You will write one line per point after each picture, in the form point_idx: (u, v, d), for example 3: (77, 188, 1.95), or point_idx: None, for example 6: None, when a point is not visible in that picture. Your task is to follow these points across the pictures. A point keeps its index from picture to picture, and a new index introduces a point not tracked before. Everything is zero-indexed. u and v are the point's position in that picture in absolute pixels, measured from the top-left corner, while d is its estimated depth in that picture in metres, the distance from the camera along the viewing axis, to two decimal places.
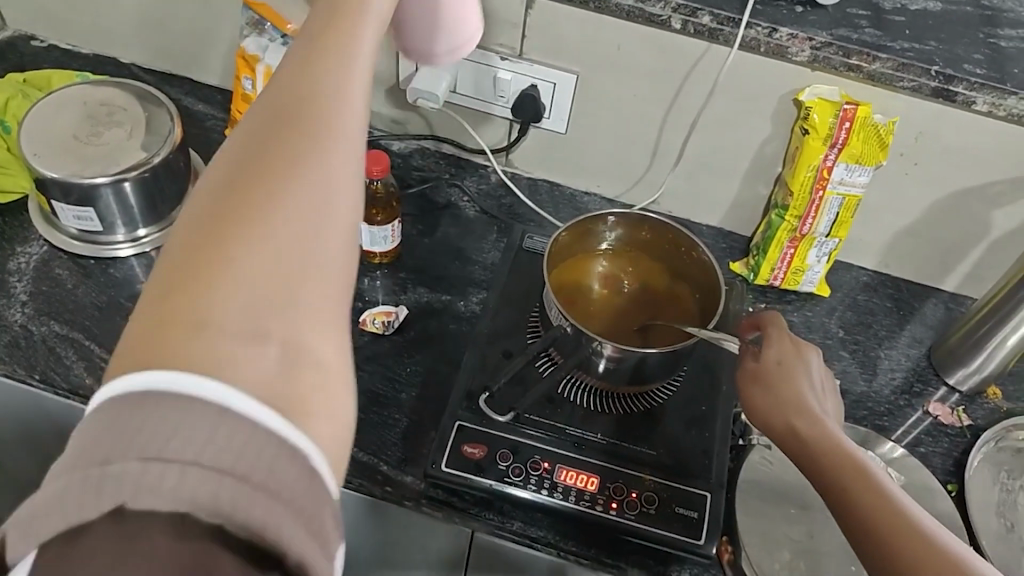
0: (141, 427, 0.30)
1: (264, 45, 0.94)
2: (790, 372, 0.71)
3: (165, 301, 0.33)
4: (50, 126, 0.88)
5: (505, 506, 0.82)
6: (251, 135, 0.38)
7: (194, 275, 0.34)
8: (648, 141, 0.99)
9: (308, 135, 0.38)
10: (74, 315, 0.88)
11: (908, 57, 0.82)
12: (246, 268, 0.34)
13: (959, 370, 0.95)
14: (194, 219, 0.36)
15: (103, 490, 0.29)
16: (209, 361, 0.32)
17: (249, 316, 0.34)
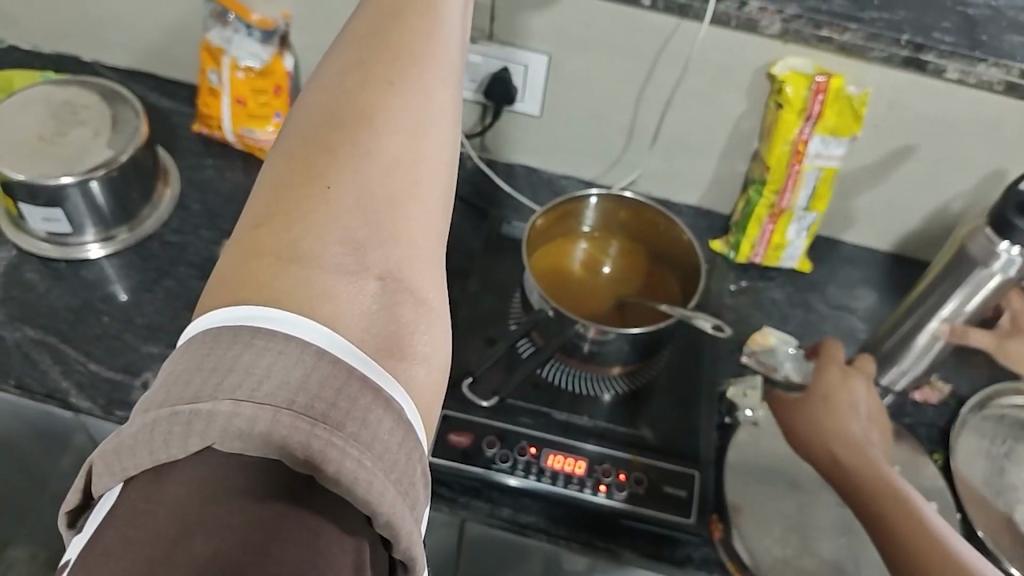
0: (236, 369, 0.34)
1: (228, 36, 0.93)
2: (835, 400, 0.79)
3: (263, 239, 0.41)
4: (13, 127, 0.86)
5: (494, 494, 0.81)
6: (345, 104, 0.46)
7: (296, 217, 0.41)
8: (623, 122, 0.99)
9: (393, 111, 0.47)
10: (48, 320, 0.86)
11: (877, 27, 0.82)
12: (338, 207, 0.42)
13: (892, 371, 0.91)
14: (291, 168, 0.43)
15: (194, 430, 0.33)
16: (306, 296, 0.38)
17: (345, 247, 0.41)
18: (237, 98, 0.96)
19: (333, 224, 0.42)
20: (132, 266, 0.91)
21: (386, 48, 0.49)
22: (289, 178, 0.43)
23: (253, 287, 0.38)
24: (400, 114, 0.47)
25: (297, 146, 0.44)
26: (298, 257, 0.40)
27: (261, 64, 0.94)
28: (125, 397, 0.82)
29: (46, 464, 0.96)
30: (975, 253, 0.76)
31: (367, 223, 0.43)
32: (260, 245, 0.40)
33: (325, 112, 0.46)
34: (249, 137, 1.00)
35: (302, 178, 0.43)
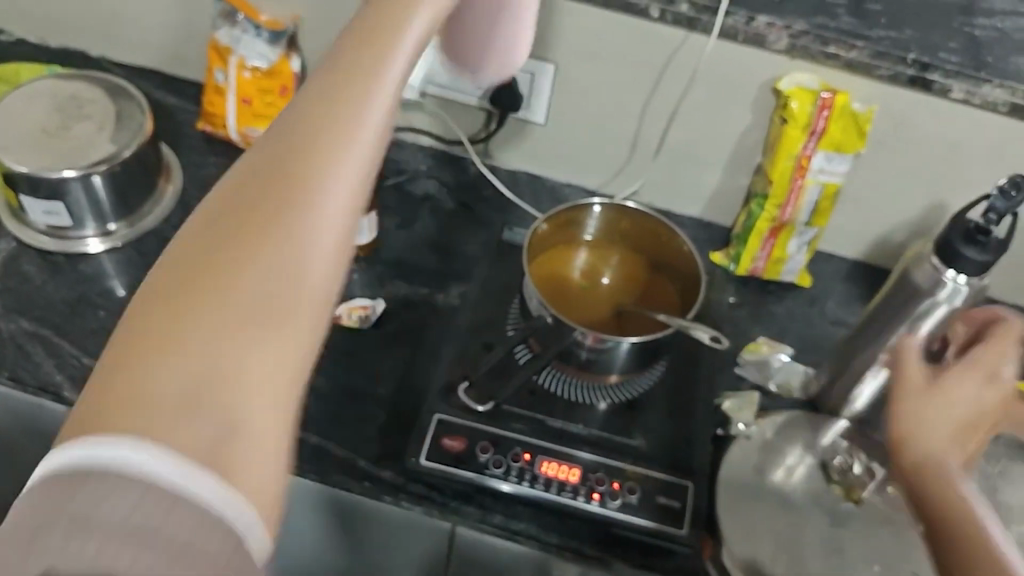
0: (106, 485, 0.30)
1: (236, 36, 0.93)
2: (961, 417, 0.59)
3: (159, 320, 0.34)
4: (17, 119, 0.86)
5: (486, 500, 0.81)
6: (272, 164, 0.39)
7: (201, 298, 0.35)
8: (627, 132, 0.99)
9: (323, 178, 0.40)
10: (45, 312, 0.86)
11: (884, 45, 0.83)
12: (251, 292, 0.36)
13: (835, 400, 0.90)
14: (206, 234, 0.37)
15: (55, 542, 0.30)
16: (198, 403, 0.33)
17: (255, 340, 0.36)
18: (242, 97, 0.97)
19: (245, 312, 0.36)
20: (131, 262, 0.91)
21: (330, 99, 0.42)
22: (202, 246, 0.37)
23: (186, 288, 0.35)
24: (328, 184, 0.40)
25: (219, 209, 0.38)
26: (192, 355, 0.34)
27: (268, 65, 0.94)
28: None
29: (36, 458, 0.95)
30: (921, 282, 0.77)
31: (276, 315, 0.37)
32: (154, 329, 0.34)
33: (253, 172, 0.39)
34: (253, 136, 1.00)
35: (258, 167, 0.39)
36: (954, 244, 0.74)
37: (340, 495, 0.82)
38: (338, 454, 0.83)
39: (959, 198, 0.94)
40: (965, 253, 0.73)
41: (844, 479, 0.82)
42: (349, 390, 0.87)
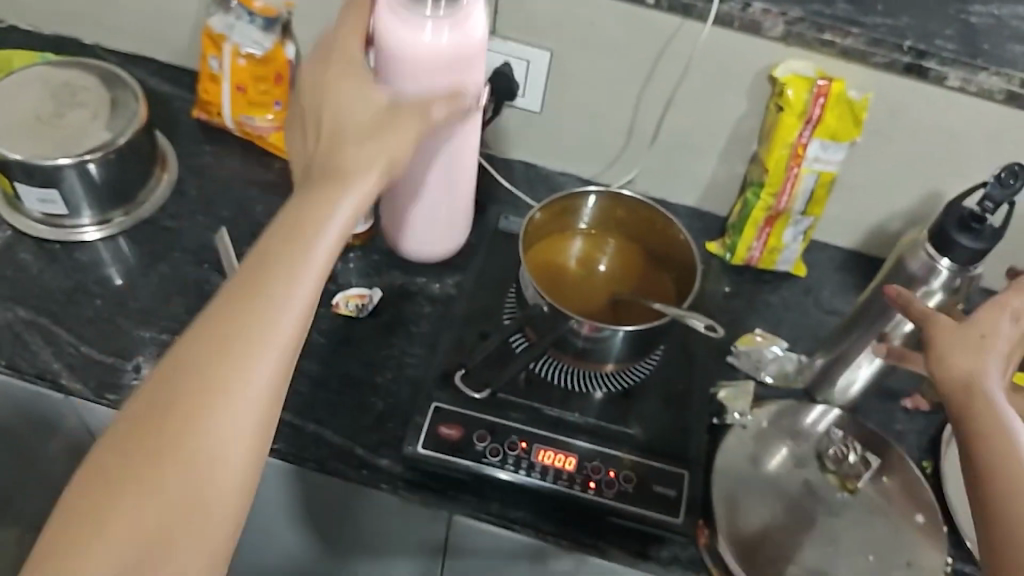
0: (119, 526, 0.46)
1: (230, 24, 0.93)
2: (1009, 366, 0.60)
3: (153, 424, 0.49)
4: (11, 106, 0.86)
5: (483, 488, 0.81)
6: (234, 315, 0.51)
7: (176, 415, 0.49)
8: (623, 121, 0.99)
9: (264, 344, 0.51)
10: (40, 301, 0.86)
11: (880, 33, 0.83)
12: (211, 416, 0.49)
13: (829, 388, 0.91)
14: (178, 365, 0.50)
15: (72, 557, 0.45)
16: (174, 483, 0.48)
17: (210, 444, 0.49)
18: (237, 85, 0.96)
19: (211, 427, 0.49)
20: (126, 251, 0.91)
21: (285, 260, 0.54)
22: (182, 375, 0.50)
23: (170, 412, 0.49)
24: (268, 366, 0.51)
25: (197, 345, 0.51)
26: (184, 447, 0.49)
27: (262, 52, 0.93)
28: (114, 380, 0.81)
29: (31, 446, 0.96)
30: (915, 270, 0.77)
31: (221, 432, 0.49)
32: (150, 429, 0.49)
33: (221, 322, 0.51)
34: (248, 125, 1.00)
35: (205, 328, 0.51)
36: (948, 231, 0.73)
37: (335, 483, 0.82)
38: (333, 442, 0.83)
39: (954, 187, 0.94)
40: (958, 240, 0.73)
41: (839, 468, 0.83)
42: (344, 378, 0.87)
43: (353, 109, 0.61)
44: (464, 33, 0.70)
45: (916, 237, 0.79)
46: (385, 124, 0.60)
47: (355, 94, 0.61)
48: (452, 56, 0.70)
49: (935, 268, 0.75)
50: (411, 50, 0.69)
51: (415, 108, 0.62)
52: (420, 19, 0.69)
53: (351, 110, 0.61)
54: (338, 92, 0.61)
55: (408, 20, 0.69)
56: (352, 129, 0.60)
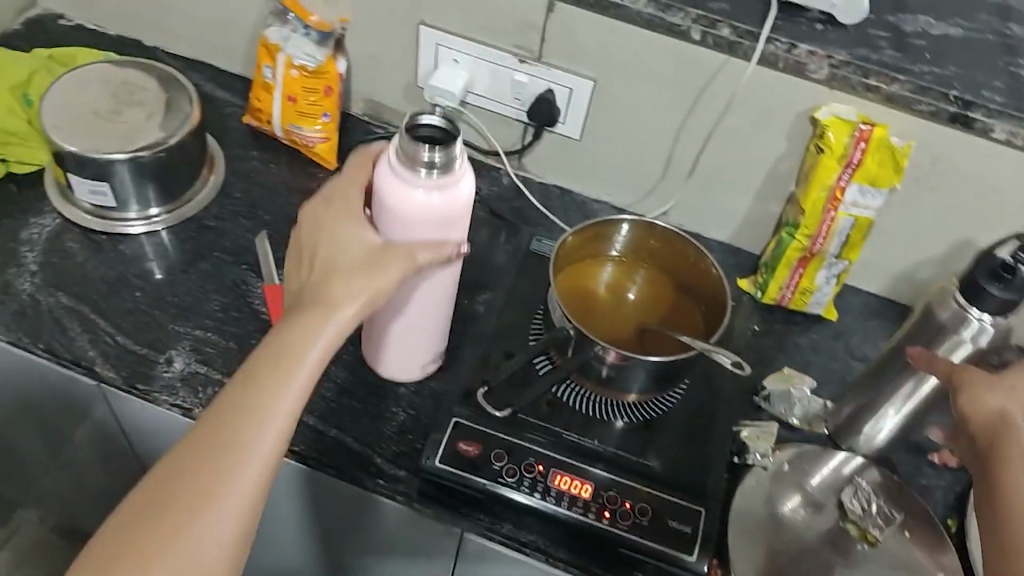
0: None
1: (286, 35, 0.96)
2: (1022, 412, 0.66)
3: (151, 501, 0.57)
4: (72, 101, 0.89)
5: (496, 508, 0.81)
6: (224, 410, 0.60)
7: (169, 492, 0.57)
8: (661, 153, 1.00)
9: (247, 433, 0.59)
10: (83, 289, 0.89)
11: (926, 81, 0.83)
12: (200, 493, 0.57)
13: (855, 437, 0.90)
14: (176, 456, 0.59)
15: None
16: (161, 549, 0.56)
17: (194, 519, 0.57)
18: (288, 94, 0.99)
19: (194, 505, 0.57)
20: (169, 247, 0.94)
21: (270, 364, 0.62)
22: (177, 462, 0.59)
23: (164, 491, 0.58)
24: (244, 453, 0.59)
25: (194, 437, 0.60)
26: (168, 523, 0.56)
27: (315, 64, 0.95)
28: (147, 370, 0.83)
29: (60, 430, 0.98)
30: (944, 319, 0.76)
31: (202, 508, 0.57)
32: (143, 508, 0.57)
33: (211, 420, 0.60)
34: (296, 133, 1.02)
35: (200, 437, 0.59)
36: (978, 281, 0.72)
37: (351, 491, 0.83)
38: (353, 449, 0.84)
39: (993, 240, 0.93)
40: (985, 289, 0.72)
41: (858, 517, 0.80)
42: (368, 386, 0.88)
43: (348, 248, 0.68)
44: (453, 194, 0.69)
45: (944, 287, 0.78)
46: (373, 263, 0.67)
47: (350, 235, 0.69)
48: (442, 218, 0.69)
49: (965, 317, 0.75)
50: (401, 210, 0.68)
51: (403, 249, 0.68)
52: (413, 183, 0.67)
53: (344, 250, 0.68)
54: (334, 233, 0.69)
55: (400, 181, 0.68)
56: (344, 266, 0.67)
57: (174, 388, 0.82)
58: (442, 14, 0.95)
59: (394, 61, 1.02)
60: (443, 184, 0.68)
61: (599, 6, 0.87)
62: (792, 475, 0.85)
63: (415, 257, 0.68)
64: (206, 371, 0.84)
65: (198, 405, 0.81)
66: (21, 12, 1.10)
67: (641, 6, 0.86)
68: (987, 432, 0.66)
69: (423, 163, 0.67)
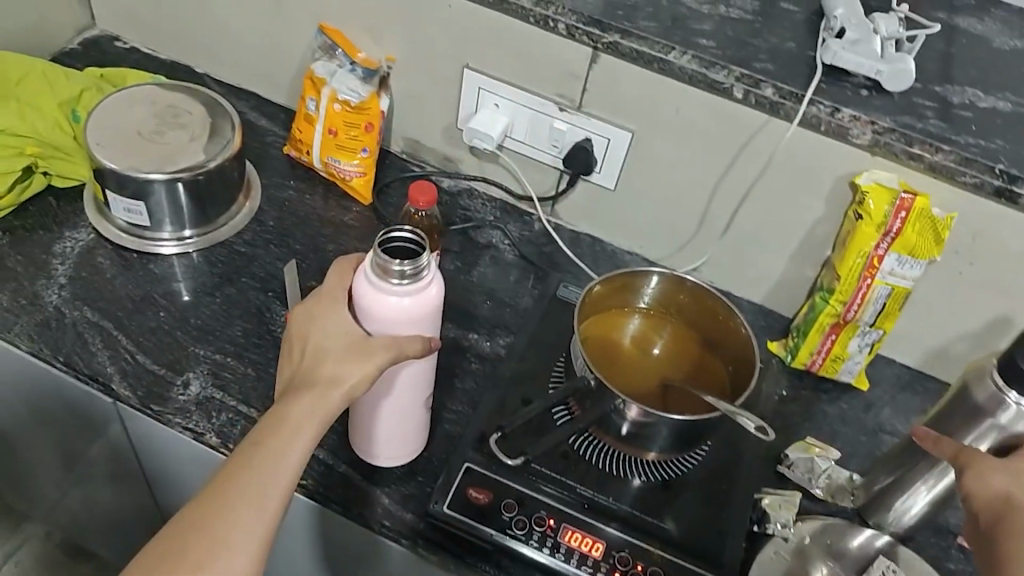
0: None
1: (333, 70, 0.98)
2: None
3: (163, 550, 0.57)
4: (118, 120, 0.91)
5: (503, 560, 0.79)
6: (234, 467, 0.61)
7: (181, 541, 0.57)
8: (695, 210, 0.99)
9: (256, 485, 0.60)
10: (108, 305, 0.89)
11: (971, 152, 0.81)
12: (211, 539, 0.57)
13: (884, 513, 0.86)
14: (189, 509, 0.59)
15: None
16: None
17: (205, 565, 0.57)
18: (329, 128, 1.00)
19: (205, 550, 0.57)
20: (198, 269, 0.94)
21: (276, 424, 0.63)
22: (189, 516, 0.59)
23: (177, 540, 0.58)
24: (251, 504, 0.59)
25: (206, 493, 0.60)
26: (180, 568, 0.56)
27: (358, 99, 0.96)
28: (163, 391, 0.83)
29: (72, 444, 0.97)
30: (980, 400, 0.73)
31: (216, 554, 0.57)
32: (160, 556, 0.57)
33: (222, 476, 0.61)
34: (334, 166, 1.03)
35: (211, 491, 0.60)
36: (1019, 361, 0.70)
37: (357, 529, 0.81)
38: (362, 487, 0.82)
39: None
40: None
41: None
42: None
43: (334, 336, 0.68)
44: (426, 296, 0.69)
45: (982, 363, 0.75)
46: (360, 351, 0.67)
47: (335, 325, 0.68)
48: (420, 317, 0.69)
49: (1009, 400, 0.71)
50: (383, 313, 0.68)
51: (386, 341, 0.68)
52: (390, 289, 0.67)
53: (331, 338, 0.68)
54: (323, 323, 0.68)
55: (379, 286, 0.68)
56: (333, 354, 0.67)
57: (188, 411, 0.82)
58: (485, 59, 0.96)
59: (435, 101, 1.02)
60: (417, 287, 0.68)
61: (642, 59, 0.87)
62: (813, 549, 0.81)
63: (400, 351, 0.68)
64: (222, 397, 0.83)
65: (211, 430, 0.81)
66: (78, 33, 1.14)
67: (685, 62, 0.86)
68: (988, 512, 0.64)
69: (399, 272, 0.67)
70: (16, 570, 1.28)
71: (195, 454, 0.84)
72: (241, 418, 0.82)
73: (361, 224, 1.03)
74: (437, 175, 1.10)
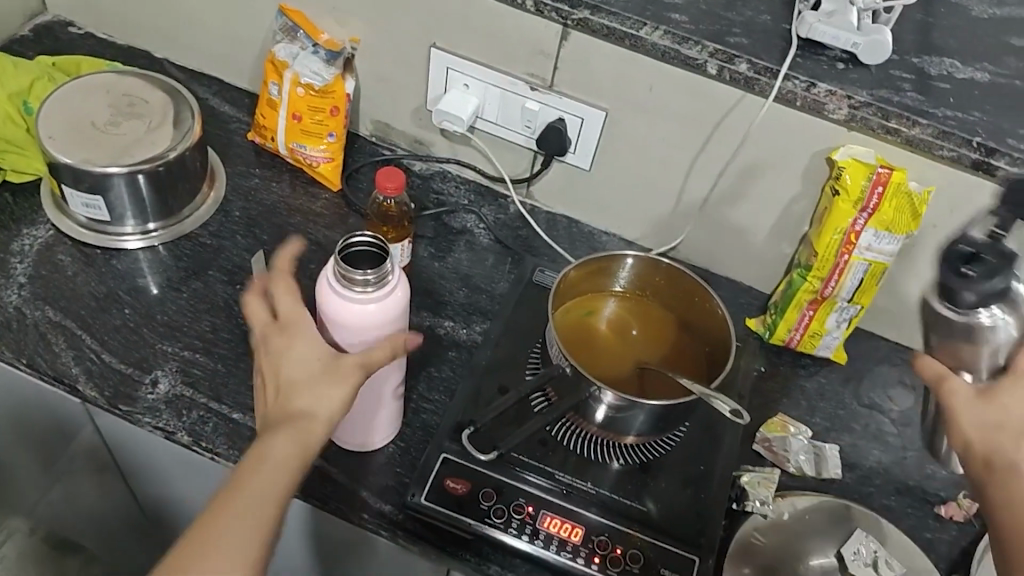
0: None
1: (295, 52, 0.95)
2: None
3: None
4: (71, 112, 0.88)
5: (483, 548, 0.78)
6: (214, 507, 0.59)
7: None
8: (672, 189, 0.97)
9: (237, 523, 0.58)
10: (70, 304, 0.87)
11: (949, 125, 0.80)
12: None
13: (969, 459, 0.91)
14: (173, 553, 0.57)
15: None
16: None
17: None
18: (294, 113, 0.97)
19: None
20: (164, 262, 0.92)
21: (255, 460, 0.61)
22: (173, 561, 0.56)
23: None
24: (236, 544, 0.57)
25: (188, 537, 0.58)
26: None
27: (322, 83, 0.93)
28: (131, 391, 0.81)
29: (45, 442, 0.95)
30: None
31: None
32: None
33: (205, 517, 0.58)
34: (300, 153, 1.00)
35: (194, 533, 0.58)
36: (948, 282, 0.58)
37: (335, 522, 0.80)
38: (338, 481, 0.81)
39: None
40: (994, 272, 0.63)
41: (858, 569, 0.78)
42: None
43: (305, 363, 0.65)
44: (389, 301, 0.67)
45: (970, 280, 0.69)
46: (334, 377, 0.65)
47: (305, 351, 0.66)
48: (384, 322, 0.68)
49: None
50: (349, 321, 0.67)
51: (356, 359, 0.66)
52: (354, 297, 0.66)
53: (304, 365, 0.65)
54: (292, 352, 0.66)
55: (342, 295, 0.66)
56: (305, 382, 0.65)
57: (157, 411, 0.80)
58: (453, 38, 0.93)
59: (403, 82, 1.00)
60: (384, 290, 0.67)
61: (613, 36, 0.85)
62: (793, 527, 0.81)
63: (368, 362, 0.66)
64: (192, 395, 0.81)
65: (182, 429, 0.79)
66: (30, 18, 1.09)
67: (657, 38, 0.83)
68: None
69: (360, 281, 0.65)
70: None
71: (167, 453, 0.83)
72: (212, 416, 0.80)
73: (331, 211, 1.00)
74: (409, 158, 1.07)
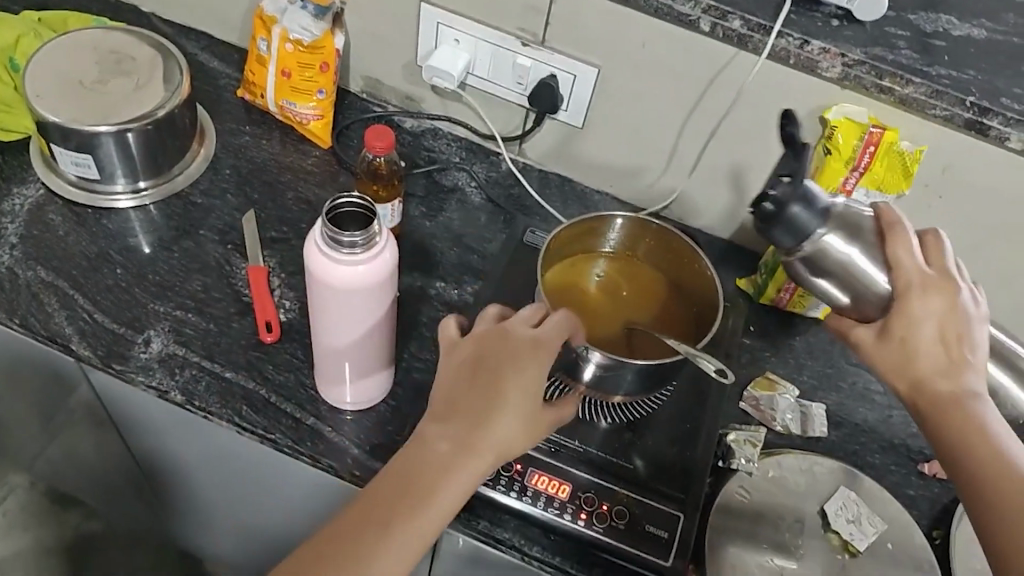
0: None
1: (283, 7, 0.93)
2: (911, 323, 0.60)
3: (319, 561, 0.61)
4: (57, 70, 0.87)
5: (473, 504, 0.80)
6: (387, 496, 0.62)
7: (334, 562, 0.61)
8: (663, 148, 0.97)
9: (409, 523, 0.62)
10: (62, 264, 0.87)
11: (943, 84, 0.79)
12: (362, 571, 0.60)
13: None
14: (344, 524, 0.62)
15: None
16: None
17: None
18: (283, 69, 0.96)
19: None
20: (155, 221, 0.92)
21: (438, 469, 0.63)
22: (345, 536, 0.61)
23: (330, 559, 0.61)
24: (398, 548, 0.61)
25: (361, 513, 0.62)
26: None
27: (310, 39, 0.92)
28: (124, 350, 0.82)
29: (43, 399, 0.97)
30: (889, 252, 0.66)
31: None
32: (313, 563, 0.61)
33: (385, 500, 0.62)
34: (290, 110, 1.00)
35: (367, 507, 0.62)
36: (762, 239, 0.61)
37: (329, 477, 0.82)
38: None
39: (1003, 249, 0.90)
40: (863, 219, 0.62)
41: (840, 526, 0.80)
42: None
43: (514, 395, 0.65)
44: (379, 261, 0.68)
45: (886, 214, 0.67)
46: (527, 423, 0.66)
47: (517, 383, 0.65)
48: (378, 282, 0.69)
49: (849, 222, 0.61)
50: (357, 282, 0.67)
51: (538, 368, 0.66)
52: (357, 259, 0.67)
53: (513, 398, 0.65)
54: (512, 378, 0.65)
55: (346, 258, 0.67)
56: (507, 413, 0.65)
57: (151, 370, 0.81)
58: None
59: (393, 37, 0.98)
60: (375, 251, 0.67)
61: None
62: (776, 483, 0.83)
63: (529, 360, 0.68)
64: (184, 353, 0.83)
65: (175, 388, 0.80)
66: None
67: None
68: (933, 415, 0.59)
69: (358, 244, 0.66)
70: (4, 521, 1.24)
71: (161, 411, 0.84)
72: (205, 375, 0.82)
73: (321, 169, 1.00)
74: (399, 115, 1.06)
